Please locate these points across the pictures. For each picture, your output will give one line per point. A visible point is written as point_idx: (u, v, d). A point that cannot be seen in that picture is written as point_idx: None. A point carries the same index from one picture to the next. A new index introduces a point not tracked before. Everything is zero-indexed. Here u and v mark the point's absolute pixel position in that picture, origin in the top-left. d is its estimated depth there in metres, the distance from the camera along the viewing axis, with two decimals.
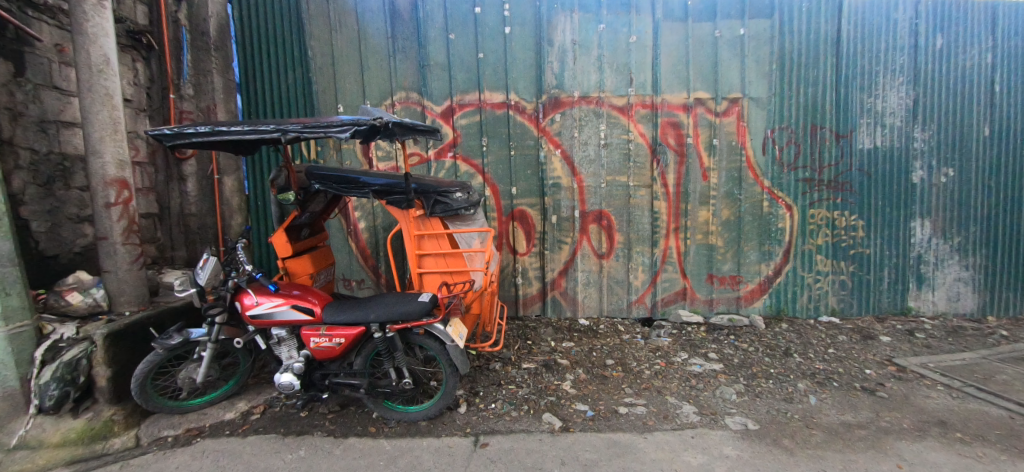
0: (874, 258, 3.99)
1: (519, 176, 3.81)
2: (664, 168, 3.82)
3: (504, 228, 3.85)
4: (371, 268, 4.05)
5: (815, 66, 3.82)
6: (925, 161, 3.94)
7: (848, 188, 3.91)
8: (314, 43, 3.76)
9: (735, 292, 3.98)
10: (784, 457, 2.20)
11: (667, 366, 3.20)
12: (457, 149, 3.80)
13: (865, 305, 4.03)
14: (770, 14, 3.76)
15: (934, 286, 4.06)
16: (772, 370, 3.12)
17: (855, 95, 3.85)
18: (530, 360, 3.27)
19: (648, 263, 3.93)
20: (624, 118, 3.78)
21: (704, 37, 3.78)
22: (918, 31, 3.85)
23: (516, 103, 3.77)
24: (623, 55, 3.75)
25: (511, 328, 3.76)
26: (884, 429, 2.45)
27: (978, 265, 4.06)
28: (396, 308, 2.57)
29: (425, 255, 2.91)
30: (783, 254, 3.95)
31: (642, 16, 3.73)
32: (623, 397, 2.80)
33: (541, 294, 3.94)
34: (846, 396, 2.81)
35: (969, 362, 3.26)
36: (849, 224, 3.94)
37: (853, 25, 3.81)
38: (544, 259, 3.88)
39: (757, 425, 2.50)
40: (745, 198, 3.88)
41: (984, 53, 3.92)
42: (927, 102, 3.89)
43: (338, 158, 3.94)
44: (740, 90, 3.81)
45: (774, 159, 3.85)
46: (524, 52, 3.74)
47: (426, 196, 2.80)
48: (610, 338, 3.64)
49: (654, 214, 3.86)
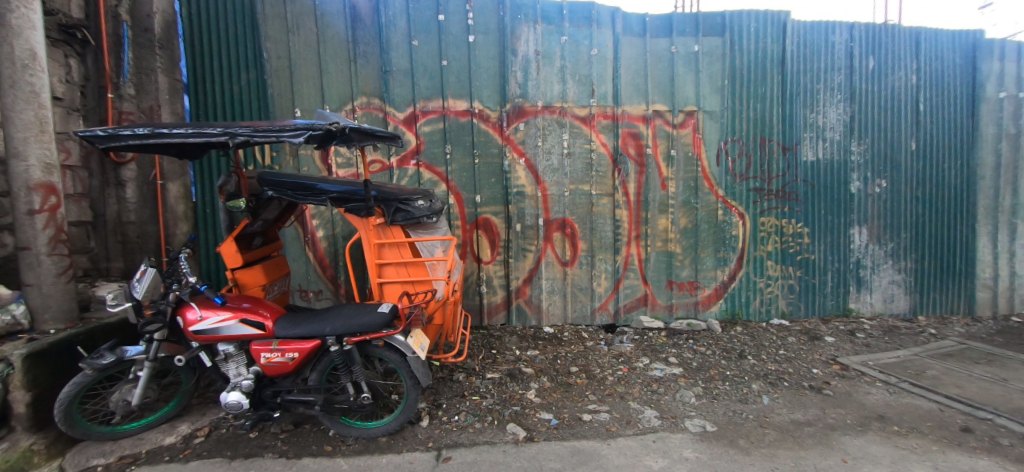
0: (819, 263, 4.24)
1: (484, 184, 3.80)
2: (625, 177, 3.92)
3: (469, 237, 3.81)
4: (329, 278, 3.90)
5: (763, 82, 4.05)
6: (862, 172, 4.24)
7: (794, 197, 4.15)
8: (270, 45, 3.62)
9: (694, 297, 4.11)
10: (740, 457, 2.26)
11: (630, 371, 3.24)
12: (420, 157, 3.73)
13: (812, 308, 4.26)
14: (722, 32, 3.97)
15: (872, 288, 4.36)
16: (728, 372, 3.24)
17: (799, 110, 4.11)
18: (495, 369, 3.23)
19: (611, 271, 4.00)
20: (587, 128, 3.86)
21: (662, 52, 3.93)
22: (853, 53, 4.17)
23: (480, 111, 3.77)
24: (585, 67, 3.84)
25: (476, 338, 3.71)
26: (830, 426, 2.58)
27: (908, 268, 4.40)
28: (354, 320, 2.48)
29: (386, 264, 2.82)
30: (736, 261, 4.13)
31: (603, 30, 3.84)
32: (586, 404, 2.81)
33: (506, 303, 3.92)
34: (796, 396, 2.94)
35: (902, 359, 3.51)
36: (796, 231, 4.17)
37: (796, 46, 4.08)
38: (509, 267, 3.87)
39: (715, 426, 2.57)
40: (702, 207, 4.03)
41: (911, 74, 4.28)
42: (862, 118, 4.21)
43: (294, 165, 3.78)
44: (695, 104, 3.98)
45: (727, 169, 4.04)
46: (488, 61, 3.75)
47: (387, 203, 2.73)
48: (575, 345, 3.66)
49: (616, 222, 3.94)
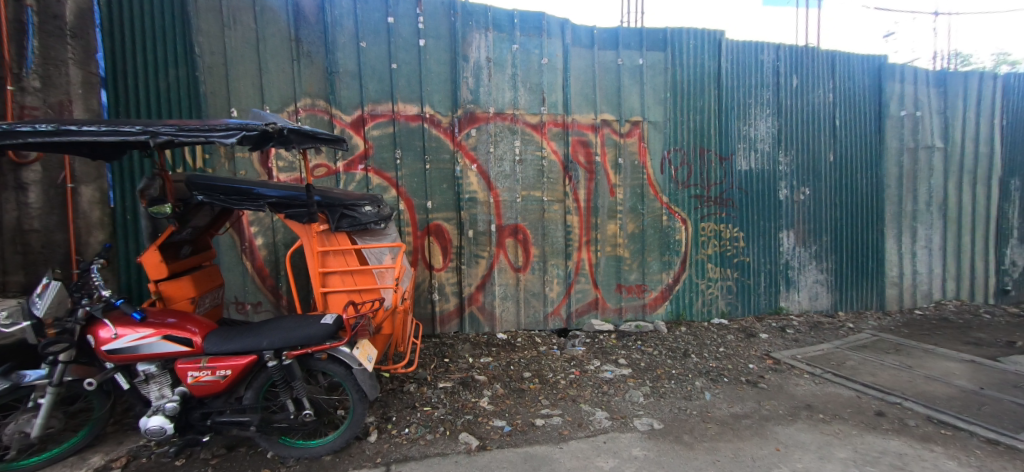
0: (753, 265, 4.55)
1: (435, 190, 3.75)
2: (575, 184, 4.02)
3: (420, 243, 3.73)
4: (270, 289, 3.68)
5: (701, 96, 4.31)
6: (789, 181, 4.61)
7: (731, 204, 4.43)
8: (202, 40, 3.38)
9: (641, 299, 4.26)
10: (684, 452, 2.35)
11: (581, 374, 3.29)
12: (369, 162, 3.62)
13: (748, 307, 4.56)
14: (663, 47, 4.20)
15: (799, 287, 4.73)
16: (674, 371, 3.38)
17: (733, 123, 4.41)
18: (448, 379, 3.16)
19: (562, 276, 4.06)
20: (538, 135, 3.92)
21: (609, 64, 4.09)
22: (779, 72, 4.54)
23: (432, 116, 3.72)
24: (536, 75, 3.90)
25: (427, 346, 3.62)
26: (765, 417, 2.75)
27: (830, 269, 4.82)
28: (294, 332, 2.33)
29: (331, 273, 2.70)
30: (680, 264, 4.33)
31: (552, 40, 3.93)
32: (539, 409, 2.81)
33: (458, 310, 3.87)
34: (735, 390, 3.11)
35: (826, 351, 3.82)
36: (733, 235, 4.45)
37: (730, 63, 4.39)
38: (461, 274, 3.83)
39: (662, 424, 2.66)
40: (648, 213, 4.21)
41: (828, 93, 4.73)
42: (788, 131, 4.58)
43: (230, 168, 3.55)
44: (641, 114, 4.17)
45: (670, 177, 4.25)
46: (439, 66, 3.73)
47: (332, 209, 2.62)
48: (528, 351, 3.66)
49: (567, 227, 4.02)
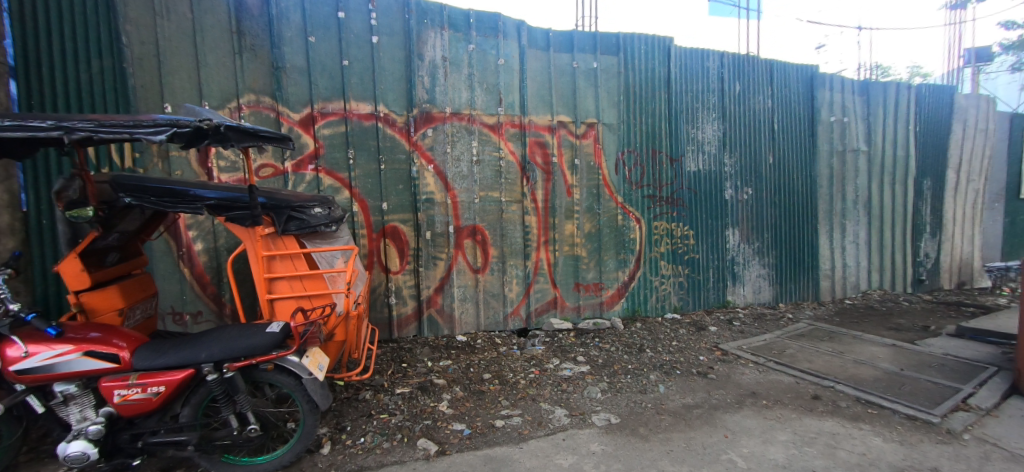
0: (702, 261, 4.77)
1: (391, 191, 3.66)
2: (533, 185, 4.05)
3: (375, 246, 3.62)
4: (211, 297, 3.45)
5: (652, 100, 4.47)
6: (733, 182, 4.88)
7: (681, 204, 4.63)
8: (130, 28, 3.11)
9: (598, 297, 4.36)
10: (640, 444, 2.42)
11: (541, 373, 3.32)
12: (320, 162, 3.47)
13: (698, 302, 4.78)
14: (616, 52, 4.32)
15: (744, 282, 5.01)
16: (630, 366, 3.47)
17: (682, 126, 4.61)
18: (406, 384, 3.08)
19: (521, 276, 4.08)
20: (495, 136, 3.92)
21: (564, 66, 4.15)
22: (723, 78, 4.80)
23: (386, 115, 3.63)
24: (492, 76, 3.90)
25: (384, 352, 3.51)
26: (714, 406, 2.88)
27: (771, 264, 5.14)
28: (236, 342, 2.19)
29: (278, 278, 2.56)
30: (635, 262, 4.47)
31: (509, 41, 3.94)
32: (499, 410, 2.80)
33: (416, 313, 3.79)
34: (686, 382, 3.24)
35: (768, 341, 4.07)
36: (683, 234, 4.65)
37: (678, 68, 4.58)
38: (419, 277, 3.75)
39: (619, 418, 2.72)
40: (603, 212, 4.31)
41: (767, 99, 5.05)
42: (732, 135, 4.85)
43: (164, 168, 3.30)
44: (596, 116, 4.26)
45: (624, 178, 4.38)
46: (393, 64, 3.64)
47: (278, 211, 2.49)
48: (488, 352, 3.64)
49: (526, 228, 4.04)
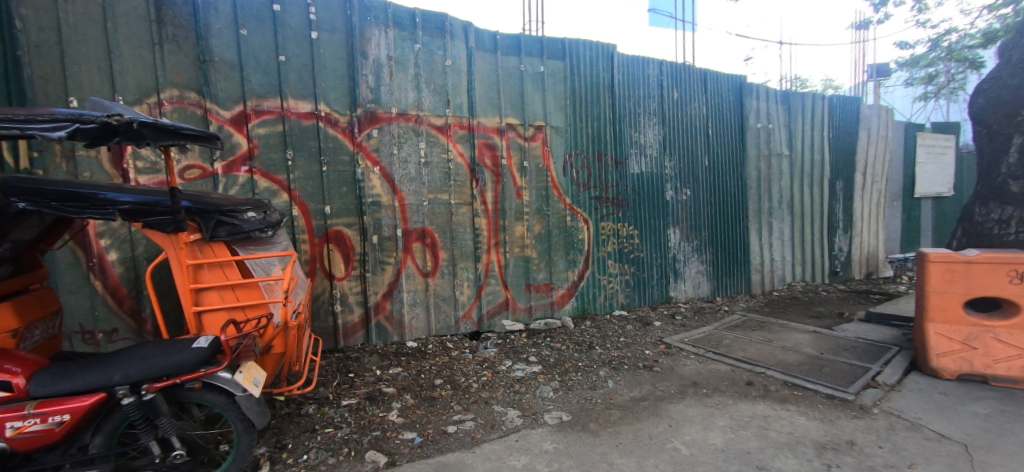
0: (646, 259, 4.99)
1: (334, 194, 3.50)
2: (482, 187, 4.04)
3: (318, 251, 3.45)
4: (129, 312, 3.12)
5: (597, 104, 4.62)
6: (673, 183, 5.15)
7: (626, 204, 4.81)
8: (25, 11, 2.74)
9: (549, 297, 4.44)
10: (590, 439, 2.48)
11: (493, 375, 3.31)
12: (254, 163, 3.25)
13: (643, 298, 5.00)
14: (562, 57, 4.42)
15: (685, 278, 5.31)
16: (580, 363, 3.55)
17: (626, 130, 4.80)
18: (353, 395, 2.95)
19: (472, 278, 4.05)
20: (443, 138, 3.87)
21: (512, 69, 4.19)
22: (662, 85, 5.06)
23: (327, 115, 3.47)
24: (439, 77, 3.85)
25: (329, 362, 3.34)
26: (659, 398, 3.01)
27: (709, 261, 5.48)
28: (156, 361, 1.99)
29: (207, 289, 2.36)
30: (583, 262, 4.60)
31: (456, 42, 3.91)
32: (451, 416, 2.75)
33: (364, 321, 3.66)
34: (633, 376, 3.37)
35: (707, 333, 4.32)
36: (629, 233, 4.84)
37: (621, 75, 4.77)
38: (366, 283, 3.62)
39: (570, 415, 2.77)
40: (553, 214, 4.40)
41: (702, 105, 5.38)
42: (671, 139, 5.13)
43: (69, 169, 2.95)
44: (543, 119, 4.34)
45: (572, 180, 4.49)
46: (334, 61, 3.49)
47: (205, 216, 2.30)
48: (439, 357, 3.58)
49: (476, 230, 4.02)
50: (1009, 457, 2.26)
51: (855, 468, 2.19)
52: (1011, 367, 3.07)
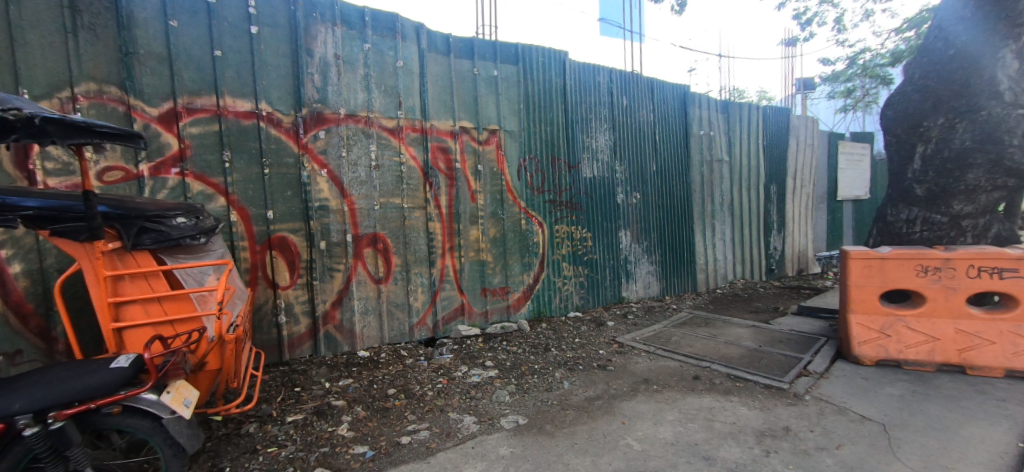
0: (600, 261, 5.13)
1: (277, 198, 3.32)
2: (436, 190, 3.99)
3: (260, 259, 3.24)
4: (36, 332, 2.78)
5: (550, 109, 4.71)
6: (624, 187, 5.34)
7: (579, 208, 4.93)
8: None
9: (505, 301, 4.45)
10: (546, 441, 2.49)
11: (449, 382, 3.26)
12: (187, 165, 3.01)
13: (597, 299, 5.13)
14: (515, 61, 4.46)
15: (636, 279, 5.51)
16: (536, 366, 3.58)
17: (578, 134, 4.91)
18: (299, 410, 2.78)
19: (427, 284, 3.98)
20: (395, 140, 3.78)
21: (465, 73, 4.17)
22: (612, 92, 5.24)
23: (270, 115, 3.29)
24: (390, 78, 3.76)
25: (273, 377, 3.14)
26: (612, 396, 3.09)
27: (658, 261, 5.72)
28: (66, 384, 1.78)
29: (128, 303, 2.14)
30: (538, 265, 4.65)
31: (407, 43, 3.84)
32: (405, 426, 2.67)
33: (311, 331, 3.49)
34: (588, 376, 3.44)
35: (657, 331, 4.50)
36: (582, 236, 4.96)
37: (573, 81, 4.89)
38: (314, 291, 3.45)
39: (526, 418, 2.77)
40: (507, 217, 4.42)
41: (649, 112, 5.62)
42: (621, 144, 5.31)
43: None
44: (497, 123, 4.35)
45: (526, 183, 4.54)
46: (277, 58, 3.32)
47: (126, 222, 2.08)
48: (393, 366, 3.47)
49: (430, 234, 3.96)
50: (918, 433, 2.51)
51: (790, 452, 2.35)
52: (919, 351, 3.42)
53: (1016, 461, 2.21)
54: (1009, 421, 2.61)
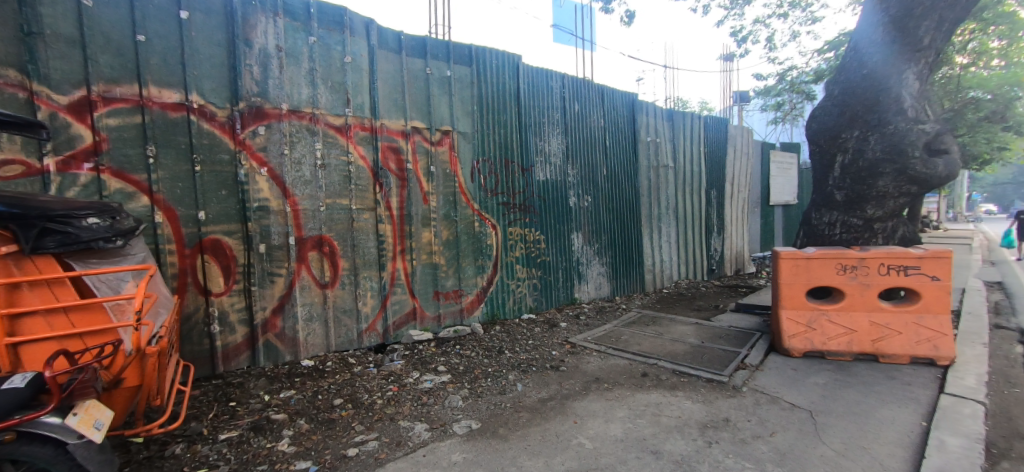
0: (553, 263, 5.21)
1: (210, 198, 3.07)
2: (387, 192, 3.87)
3: (189, 264, 2.98)
4: None
5: (503, 111, 4.73)
6: (576, 190, 5.46)
7: (532, 210, 4.98)
8: None
9: (458, 304, 4.40)
10: (499, 445, 2.47)
11: (400, 389, 3.16)
12: (102, 160, 2.71)
13: (550, 300, 5.20)
14: (469, 63, 4.44)
15: (588, 280, 5.65)
16: (490, 369, 3.56)
17: (531, 138, 4.97)
18: (234, 427, 2.56)
19: (376, 288, 3.85)
20: (342, 139, 3.63)
21: (417, 72, 4.09)
22: (564, 97, 5.35)
23: (201, 107, 3.04)
24: (338, 74, 3.61)
25: (204, 392, 2.89)
26: (565, 396, 3.14)
27: (608, 263, 5.90)
28: None
29: (27, 315, 1.88)
30: (492, 267, 4.64)
31: (356, 39, 3.71)
32: (352, 437, 2.54)
33: (249, 341, 3.26)
34: (541, 377, 3.46)
35: (608, 330, 4.63)
36: (535, 238, 5.02)
37: (526, 85, 4.94)
38: (252, 298, 3.23)
39: (480, 423, 2.74)
40: (461, 219, 4.37)
41: (600, 117, 5.80)
42: (573, 148, 5.44)
43: None
44: (450, 124, 4.30)
45: (480, 185, 4.52)
46: (210, 48, 3.08)
47: (25, 223, 1.82)
48: (340, 375, 3.31)
49: (380, 237, 3.83)
50: (839, 418, 2.76)
51: (729, 441, 2.49)
52: (840, 342, 3.75)
53: (920, 439, 2.48)
54: (914, 403, 2.93)
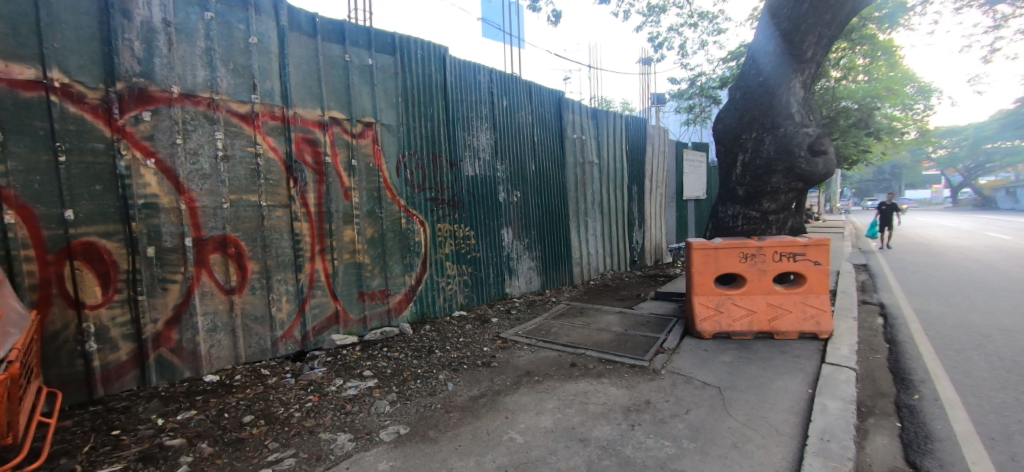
0: (483, 259, 5.20)
1: (80, 193, 2.61)
2: (303, 187, 3.59)
3: (54, 273, 2.51)
4: None
5: (429, 104, 4.60)
6: (505, 185, 5.49)
7: (461, 206, 4.92)
8: None
9: (385, 305, 4.22)
10: (430, 449, 2.41)
11: (320, 399, 2.96)
12: None
13: (481, 297, 5.20)
14: (393, 52, 4.25)
15: (518, 275, 5.72)
16: (419, 370, 3.46)
17: (459, 132, 4.90)
18: (116, 459, 2.20)
19: (293, 291, 3.56)
20: (248, 128, 3.29)
21: (335, 59, 3.82)
22: (492, 92, 5.33)
23: (65, 87, 2.56)
24: (242, 56, 3.26)
25: (77, 422, 2.46)
26: (497, 392, 3.14)
27: (538, 257, 6.02)
28: None
29: None
30: (420, 265, 4.52)
31: (263, 18, 3.37)
32: (265, 457, 2.32)
33: (136, 358, 2.84)
34: (472, 375, 3.43)
35: (539, 323, 4.73)
36: (465, 234, 4.97)
37: (453, 77, 4.85)
38: (139, 309, 2.82)
39: (408, 427, 2.65)
40: (386, 216, 4.19)
41: (528, 113, 5.87)
42: (502, 144, 5.45)
43: None
44: (372, 116, 4.09)
45: (406, 180, 4.37)
46: (75, 16, 2.59)
47: None
48: (250, 389, 3.01)
49: (295, 236, 3.55)
50: (742, 392, 3.07)
51: (650, 422, 2.66)
52: (742, 323, 4.19)
53: (807, 405, 2.84)
54: (801, 373, 3.35)
